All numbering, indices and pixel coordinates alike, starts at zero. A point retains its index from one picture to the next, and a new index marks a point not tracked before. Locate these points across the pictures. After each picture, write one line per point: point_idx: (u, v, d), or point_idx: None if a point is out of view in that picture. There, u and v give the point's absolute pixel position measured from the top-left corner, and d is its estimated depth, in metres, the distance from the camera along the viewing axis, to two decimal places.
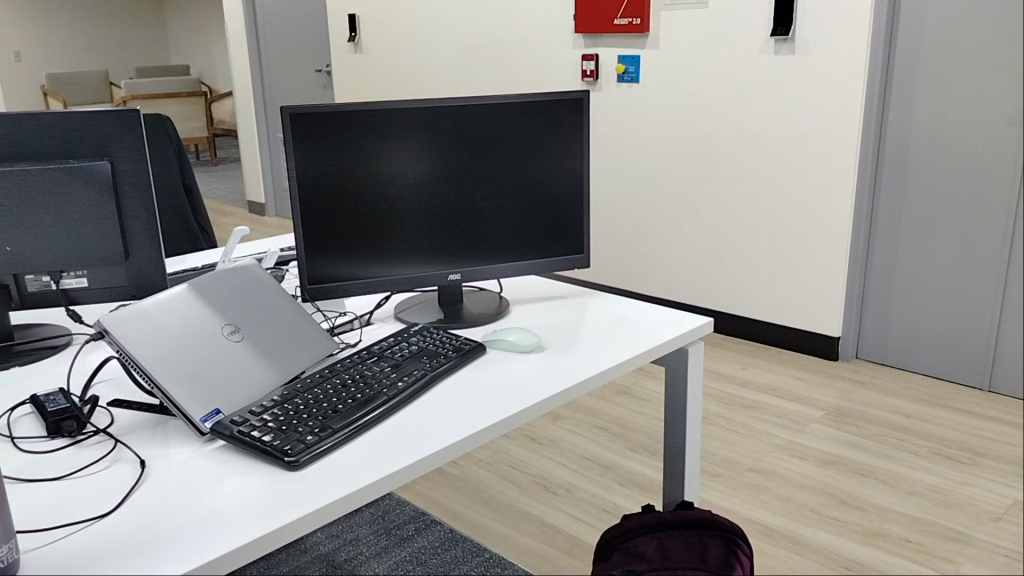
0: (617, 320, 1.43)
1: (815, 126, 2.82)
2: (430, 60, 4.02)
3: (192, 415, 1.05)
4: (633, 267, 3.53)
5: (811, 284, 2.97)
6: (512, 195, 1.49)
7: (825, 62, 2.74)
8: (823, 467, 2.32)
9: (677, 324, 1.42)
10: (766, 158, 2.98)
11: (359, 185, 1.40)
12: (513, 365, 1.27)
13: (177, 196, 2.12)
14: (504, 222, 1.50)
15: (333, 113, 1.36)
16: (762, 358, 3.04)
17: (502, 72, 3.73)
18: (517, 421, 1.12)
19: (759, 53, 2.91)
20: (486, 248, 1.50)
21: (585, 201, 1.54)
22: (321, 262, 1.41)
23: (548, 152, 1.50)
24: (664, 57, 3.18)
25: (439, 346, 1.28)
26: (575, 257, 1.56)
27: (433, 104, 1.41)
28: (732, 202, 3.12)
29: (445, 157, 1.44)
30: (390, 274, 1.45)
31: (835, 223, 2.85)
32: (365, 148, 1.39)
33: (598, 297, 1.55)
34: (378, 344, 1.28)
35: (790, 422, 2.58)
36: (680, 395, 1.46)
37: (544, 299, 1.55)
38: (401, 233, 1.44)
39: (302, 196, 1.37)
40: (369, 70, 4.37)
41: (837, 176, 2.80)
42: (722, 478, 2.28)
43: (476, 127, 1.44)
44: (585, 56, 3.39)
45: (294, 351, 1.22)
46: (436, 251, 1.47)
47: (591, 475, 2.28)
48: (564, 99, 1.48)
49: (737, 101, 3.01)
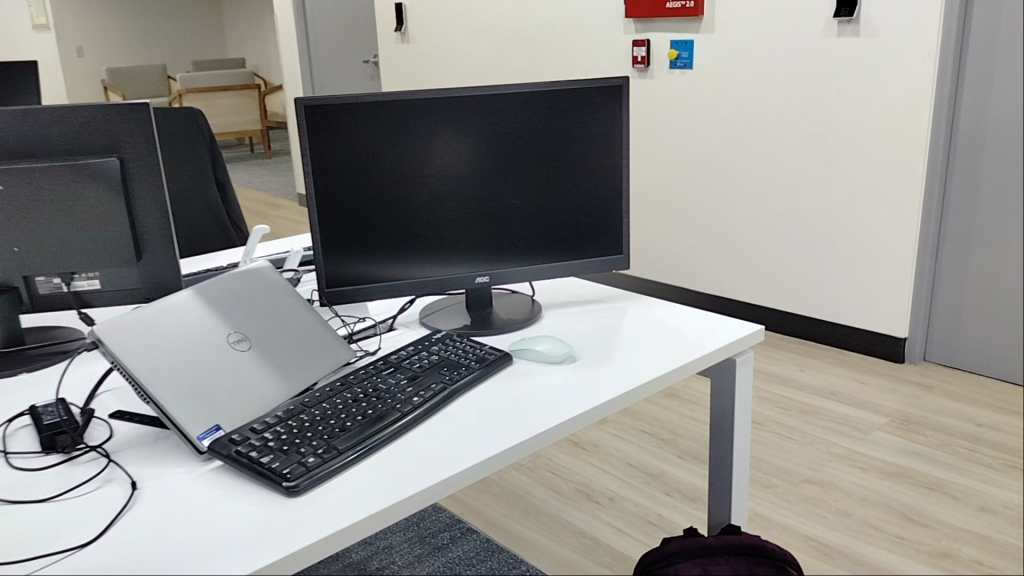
0: (657, 327, 1.32)
1: (880, 113, 2.65)
2: (478, 49, 3.93)
3: (189, 433, 0.97)
4: (685, 262, 3.39)
5: (874, 282, 2.80)
6: (544, 191, 1.39)
7: (891, 46, 2.57)
8: (886, 480, 2.16)
9: (725, 331, 1.30)
10: (828, 149, 2.81)
11: (380, 183, 1.31)
12: (541, 379, 1.16)
13: (206, 190, 2.06)
14: (536, 220, 1.40)
15: (350, 104, 1.27)
16: (821, 360, 2.88)
17: (550, 60, 3.62)
18: (544, 442, 1.02)
19: (820, 37, 2.74)
20: (516, 249, 1.40)
21: (625, 197, 1.42)
22: (338, 264, 1.33)
23: (584, 143, 1.39)
24: (718, 43, 3.03)
25: (463, 356, 1.18)
26: (613, 258, 1.44)
27: (459, 93, 1.31)
28: (791, 196, 2.96)
29: (472, 151, 1.34)
30: (413, 276, 1.36)
31: (900, 219, 2.68)
32: (385, 142, 1.30)
33: (639, 301, 1.44)
34: (396, 355, 1.19)
35: (850, 429, 2.42)
36: (727, 409, 1.34)
37: (580, 304, 1.44)
38: (424, 232, 1.35)
39: (318, 194, 1.29)
40: (418, 62, 4.28)
41: (903, 170, 2.64)
42: (777, 489, 2.14)
43: (506, 119, 1.34)
44: (636, 43, 3.25)
45: (305, 361, 1.14)
46: (464, 252, 1.38)
47: (636, 483, 2.17)
48: (602, 86, 1.37)
49: (799, 89, 2.84)
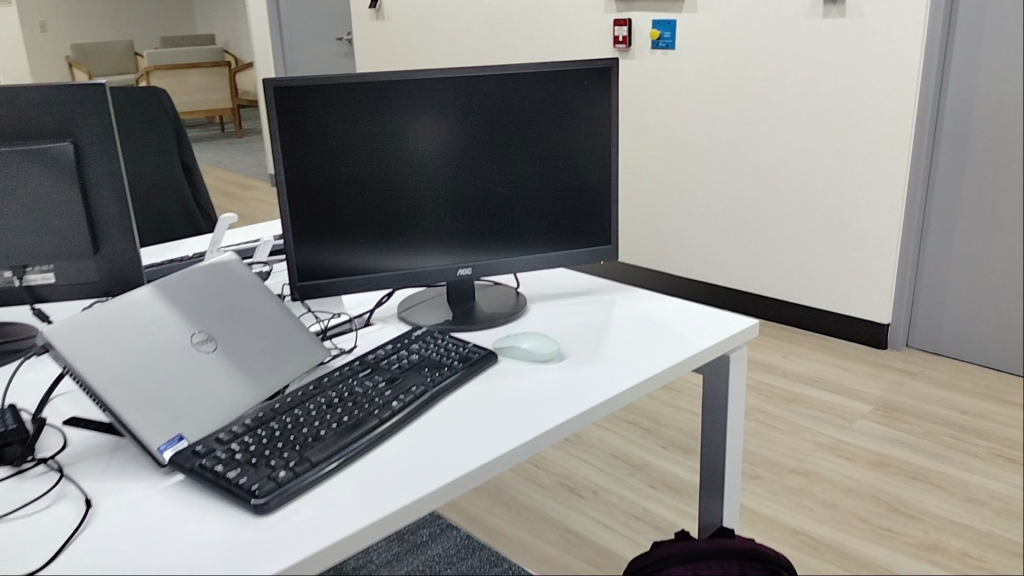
0: (648, 322, 1.26)
1: (865, 95, 2.60)
2: (454, 27, 3.83)
3: (150, 444, 0.90)
4: (665, 247, 3.34)
5: (857, 267, 2.77)
6: (530, 178, 1.32)
7: (878, 28, 2.52)
8: (872, 470, 2.13)
9: (719, 326, 1.24)
10: (813, 133, 2.76)
11: (356, 169, 1.24)
12: (528, 380, 1.10)
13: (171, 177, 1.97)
14: (522, 209, 1.33)
15: (323, 86, 1.19)
16: (804, 346, 2.85)
17: (529, 39, 3.53)
18: (533, 450, 0.96)
19: (804, 17, 2.68)
20: (500, 239, 1.33)
21: (614, 185, 1.36)
22: (311, 256, 1.25)
23: (572, 128, 1.32)
24: (701, 23, 2.96)
25: (445, 355, 1.11)
26: (601, 249, 1.38)
27: (439, 75, 1.24)
28: (775, 181, 2.91)
29: (453, 136, 1.27)
30: (390, 268, 1.29)
31: (884, 204, 2.65)
32: (360, 126, 1.22)
33: (628, 293, 1.38)
34: (373, 354, 1.12)
35: (834, 418, 2.39)
36: (719, 407, 1.28)
37: (566, 296, 1.37)
38: (403, 222, 1.28)
39: (289, 181, 1.21)
40: (393, 40, 4.17)
41: (888, 154, 2.60)
42: (762, 480, 2.10)
43: (490, 102, 1.27)
44: (617, 22, 3.18)
45: (276, 361, 1.07)
46: (445, 243, 1.31)
47: (619, 475, 2.12)
48: (591, 68, 1.30)
49: (784, 72, 2.78)
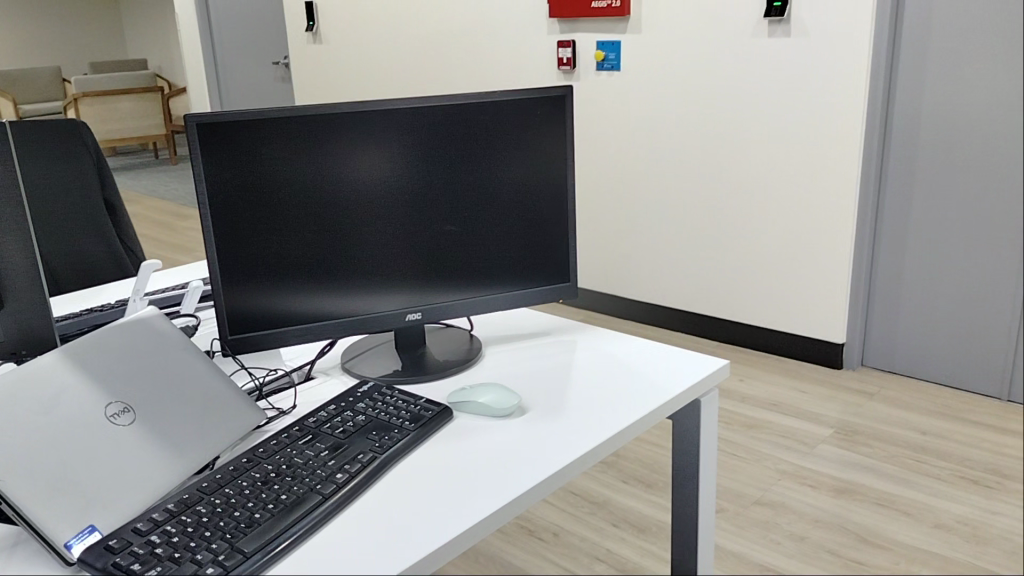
0: (613, 367, 1.17)
1: (813, 114, 2.58)
2: (397, 51, 3.73)
3: (53, 539, 0.78)
4: (618, 270, 3.28)
5: (811, 287, 2.74)
6: (483, 215, 1.23)
7: (824, 48, 2.50)
8: (839, 498, 2.08)
9: (688, 370, 1.16)
10: (763, 153, 2.73)
11: (291, 211, 1.13)
12: (487, 438, 1.00)
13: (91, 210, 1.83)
14: (475, 247, 1.24)
15: (254, 121, 1.09)
16: (760, 369, 2.80)
17: (472, 61, 3.45)
18: (496, 524, 0.86)
19: (750, 37, 2.65)
20: (452, 281, 1.24)
21: (572, 219, 1.28)
22: (243, 306, 1.14)
23: (527, 160, 1.23)
24: (647, 44, 2.92)
25: (394, 415, 1.01)
26: (559, 287, 1.30)
27: (380, 107, 1.14)
28: (726, 201, 2.87)
29: (397, 173, 1.17)
30: (333, 317, 1.18)
31: (836, 222, 2.62)
32: (295, 164, 1.12)
33: (589, 333, 1.29)
34: (314, 417, 1.01)
35: (795, 443, 2.34)
36: (691, 454, 1.20)
37: (524, 338, 1.28)
38: (346, 266, 1.18)
39: (217, 226, 1.11)
40: (333, 64, 4.05)
41: (838, 172, 2.57)
42: (726, 514, 2.03)
43: (438, 135, 1.18)
44: (561, 43, 3.12)
45: (205, 428, 0.96)
46: (393, 288, 1.21)
47: (579, 515, 2.02)
48: (545, 97, 1.22)
49: (731, 91, 2.75)
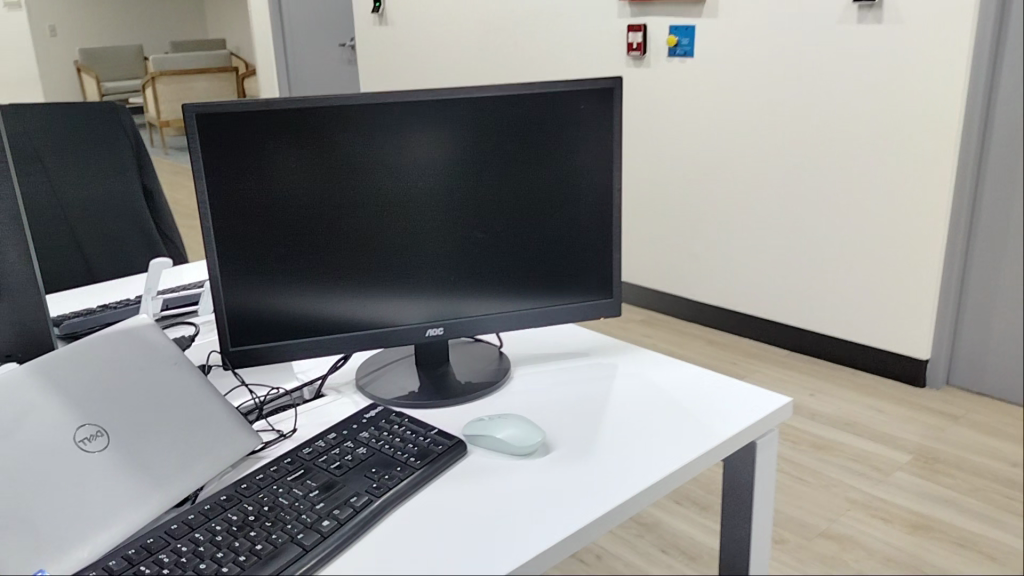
0: (656, 400, 1.03)
1: (903, 110, 2.36)
2: (463, 34, 3.62)
3: None
4: (684, 269, 3.11)
5: (892, 298, 2.53)
6: (514, 220, 1.10)
7: (921, 37, 2.27)
8: (914, 535, 1.89)
9: (744, 407, 1.01)
10: (846, 149, 2.52)
11: (300, 212, 1.03)
12: (504, 480, 0.87)
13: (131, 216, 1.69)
14: (506, 256, 1.11)
15: (259, 111, 0.98)
16: (833, 382, 2.60)
17: (540, 45, 3.30)
18: (541, 568, 0.76)
19: (837, 23, 2.44)
20: (479, 292, 1.12)
21: (616, 227, 1.14)
22: (245, 316, 1.04)
23: (566, 160, 1.10)
24: (723, 29, 2.73)
25: (399, 450, 0.89)
26: (600, 303, 1.16)
27: (402, 99, 1.02)
28: (803, 201, 2.67)
29: (420, 173, 1.05)
30: (344, 329, 1.07)
31: (926, 230, 2.40)
32: (305, 161, 1.01)
33: (633, 357, 1.15)
34: (310, 447, 0.90)
35: (869, 469, 2.15)
36: (743, 511, 1.04)
37: (560, 358, 1.15)
38: (360, 273, 1.06)
39: (218, 227, 1.01)
40: (398, 46, 3.97)
41: (931, 174, 2.35)
42: (788, 546, 1.86)
43: (467, 130, 1.05)
44: (632, 27, 2.94)
45: (189, 452, 0.86)
46: (412, 298, 1.09)
47: (627, 536, 1.88)
48: (591, 89, 1.08)
49: (813, 80, 2.54)
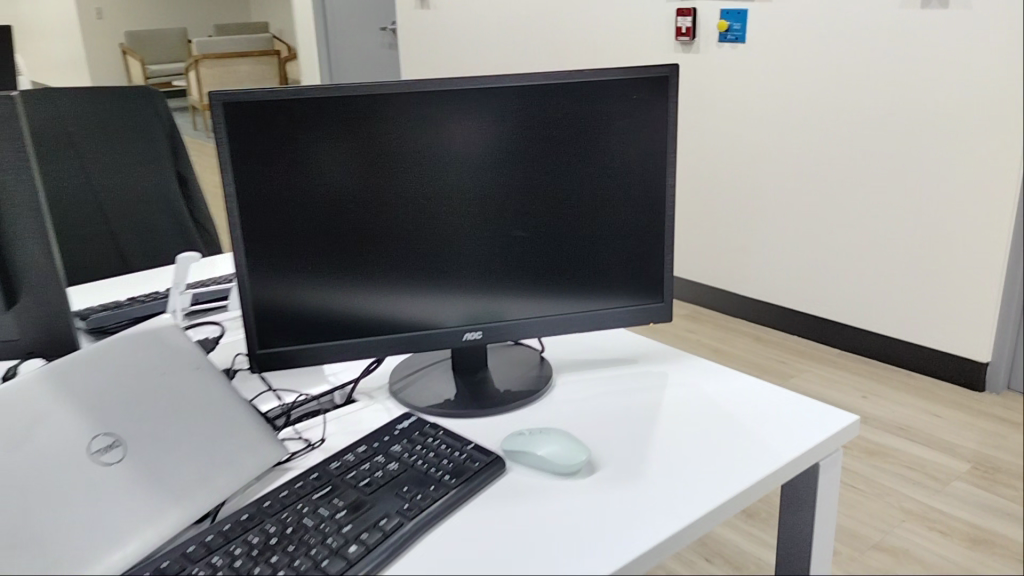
0: (709, 414, 0.95)
1: (967, 100, 2.24)
2: (505, 18, 3.54)
3: None
4: (731, 262, 3.01)
5: (952, 297, 2.41)
6: (560, 217, 1.03)
7: (990, 22, 2.14)
8: (973, 550, 1.78)
9: (807, 425, 0.93)
10: (905, 141, 2.40)
11: (333, 208, 0.97)
12: (545, 502, 0.80)
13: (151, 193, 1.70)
14: (550, 256, 1.04)
15: (290, 101, 0.93)
16: (886, 384, 2.49)
17: (585, 30, 3.21)
18: None
19: (900, 8, 2.32)
20: (521, 295, 1.05)
21: (669, 226, 1.06)
22: (274, 317, 0.99)
23: (617, 153, 1.02)
24: (777, 14, 2.61)
25: (432, 466, 0.83)
26: (650, 307, 1.09)
27: (441, 87, 0.95)
28: (859, 194, 2.55)
29: (460, 167, 0.99)
30: (378, 332, 1.02)
31: (990, 226, 2.27)
32: (339, 153, 0.95)
33: (684, 366, 1.07)
34: (339, 461, 0.84)
35: (925, 477, 2.04)
36: (803, 537, 0.96)
37: (606, 366, 1.08)
38: (395, 273, 1.01)
39: (245, 222, 0.95)
40: (438, 31, 3.90)
41: (997, 167, 2.22)
42: (839, 558, 1.77)
43: (511, 121, 0.98)
44: (681, 11, 2.84)
45: (209, 463, 0.81)
46: (450, 300, 1.03)
47: None
48: (645, 78, 1.00)
49: (872, 68, 2.42)
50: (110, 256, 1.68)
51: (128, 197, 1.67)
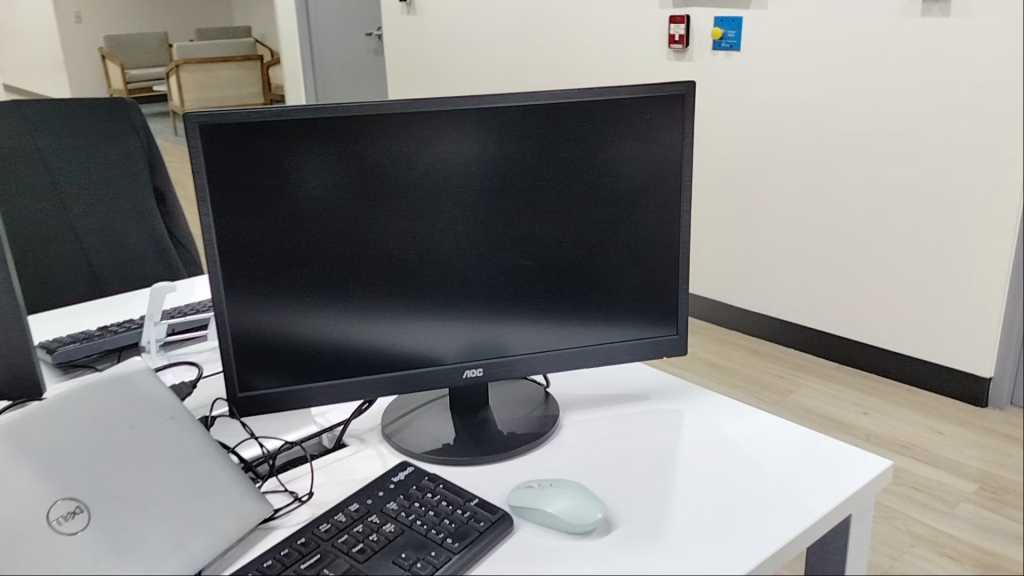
0: (730, 459, 0.88)
1: (969, 110, 2.18)
2: (493, 24, 3.46)
3: None
4: (727, 274, 2.95)
5: (954, 311, 2.35)
6: (569, 245, 0.95)
7: (991, 31, 2.09)
8: None
9: (839, 473, 0.86)
10: (905, 153, 2.34)
11: (323, 236, 0.89)
12: (558, 567, 0.73)
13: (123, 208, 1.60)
14: (558, 285, 0.97)
15: (277, 122, 0.85)
16: (886, 399, 2.43)
17: (575, 37, 3.14)
18: None
19: (899, 16, 2.26)
20: (526, 328, 0.97)
21: (684, 253, 0.99)
22: (257, 355, 0.91)
23: (630, 176, 0.95)
24: (772, 21, 2.55)
25: (432, 527, 0.75)
26: (664, 340, 1.01)
27: (440, 105, 0.88)
28: (858, 205, 2.50)
29: (460, 192, 0.91)
30: (372, 370, 0.94)
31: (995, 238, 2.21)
32: (327, 176, 0.87)
33: (699, 403, 1.00)
34: (329, 523, 0.76)
35: (930, 498, 1.96)
36: None
37: (617, 403, 1.01)
38: (390, 306, 0.93)
39: (223, 249, 0.87)
40: (424, 38, 3.82)
41: (1000, 178, 2.16)
42: None
43: (516, 141, 0.91)
44: (674, 19, 2.78)
45: (187, 521, 0.73)
46: (450, 335, 0.95)
47: None
48: (661, 95, 0.93)
49: (871, 77, 2.36)
50: (82, 279, 1.59)
51: (102, 216, 1.58)
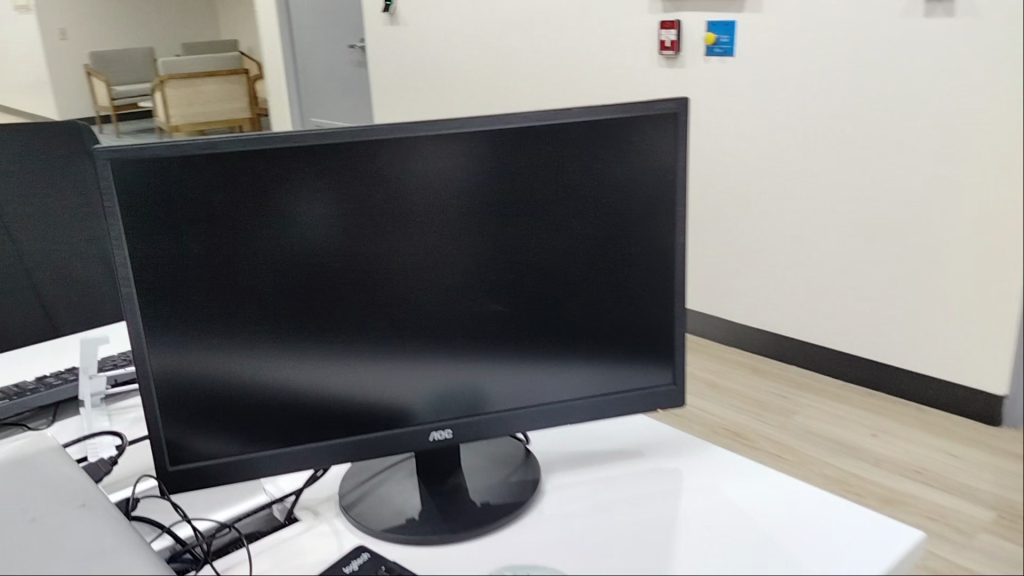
0: (738, 532, 0.77)
1: (977, 112, 2.06)
2: (480, 33, 3.35)
3: None
4: (727, 289, 2.83)
5: (964, 325, 2.22)
6: (548, 286, 0.84)
7: (997, 30, 1.98)
8: None
9: (863, 547, 0.74)
10: (910, 159, 2.23)
11: (265, 284, 0.78)
12: None
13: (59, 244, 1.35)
14: (538, 332, 0.85)
15: (205, 155, 0.74)
16: (896, 419, 2.30)
17: (563, 46, 3.04)
18: None
19: (900, 17, 2.15)
20: (501, 381, 0.86)
21: (677, 290, 0.87)
22: (188, 422, 0.80)
23: (616, 206, 0.84)
24: (767, 24, 2.45)
25: None
26: (657, 390, 0.90)
27: (399, 133, 0.76)
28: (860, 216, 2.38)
29: (425, 229, 0.80)
30: (323, 436, 0.82)
31: (1005, 246, 2.09)
32: (270, 214, 0.76)
33: (700, 461, 0.89)
34: None
35: (942, 525, 1.83)
36: None
37: (607, 461, 0.89)
38: (345, 360, 0.81)
39: (150, 299, 0.76)
40: (408, 48, 3.71)
41: (1010, 184, 2.05)
42: None
43: (487, 170, 0.79)
44: (664, 24, 2.67)
45: None
46: (415, 391, 0.84)
47: None
48: (650, 113, 0.81)
49: (872, 81, 2.25)
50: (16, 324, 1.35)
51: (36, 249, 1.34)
